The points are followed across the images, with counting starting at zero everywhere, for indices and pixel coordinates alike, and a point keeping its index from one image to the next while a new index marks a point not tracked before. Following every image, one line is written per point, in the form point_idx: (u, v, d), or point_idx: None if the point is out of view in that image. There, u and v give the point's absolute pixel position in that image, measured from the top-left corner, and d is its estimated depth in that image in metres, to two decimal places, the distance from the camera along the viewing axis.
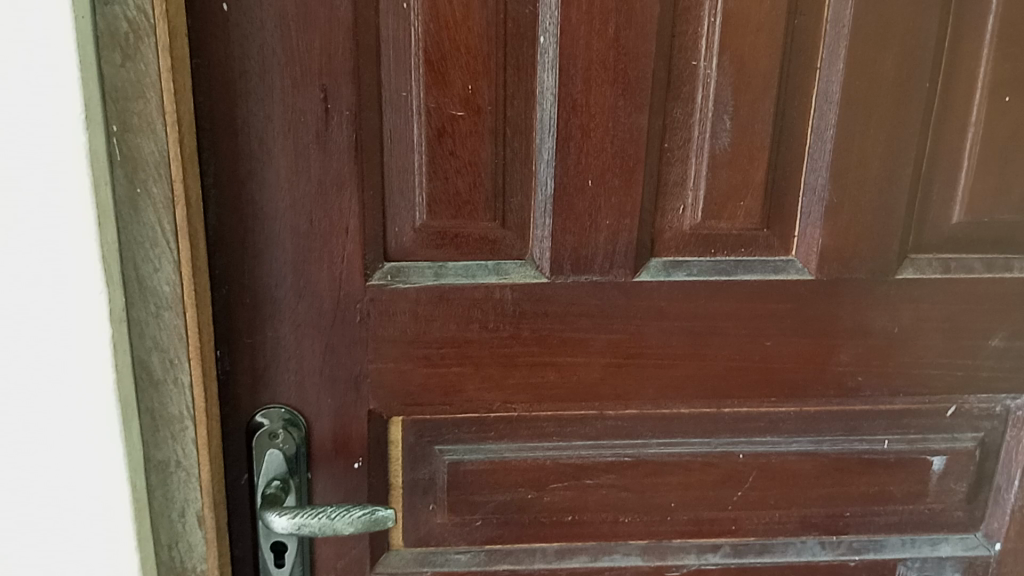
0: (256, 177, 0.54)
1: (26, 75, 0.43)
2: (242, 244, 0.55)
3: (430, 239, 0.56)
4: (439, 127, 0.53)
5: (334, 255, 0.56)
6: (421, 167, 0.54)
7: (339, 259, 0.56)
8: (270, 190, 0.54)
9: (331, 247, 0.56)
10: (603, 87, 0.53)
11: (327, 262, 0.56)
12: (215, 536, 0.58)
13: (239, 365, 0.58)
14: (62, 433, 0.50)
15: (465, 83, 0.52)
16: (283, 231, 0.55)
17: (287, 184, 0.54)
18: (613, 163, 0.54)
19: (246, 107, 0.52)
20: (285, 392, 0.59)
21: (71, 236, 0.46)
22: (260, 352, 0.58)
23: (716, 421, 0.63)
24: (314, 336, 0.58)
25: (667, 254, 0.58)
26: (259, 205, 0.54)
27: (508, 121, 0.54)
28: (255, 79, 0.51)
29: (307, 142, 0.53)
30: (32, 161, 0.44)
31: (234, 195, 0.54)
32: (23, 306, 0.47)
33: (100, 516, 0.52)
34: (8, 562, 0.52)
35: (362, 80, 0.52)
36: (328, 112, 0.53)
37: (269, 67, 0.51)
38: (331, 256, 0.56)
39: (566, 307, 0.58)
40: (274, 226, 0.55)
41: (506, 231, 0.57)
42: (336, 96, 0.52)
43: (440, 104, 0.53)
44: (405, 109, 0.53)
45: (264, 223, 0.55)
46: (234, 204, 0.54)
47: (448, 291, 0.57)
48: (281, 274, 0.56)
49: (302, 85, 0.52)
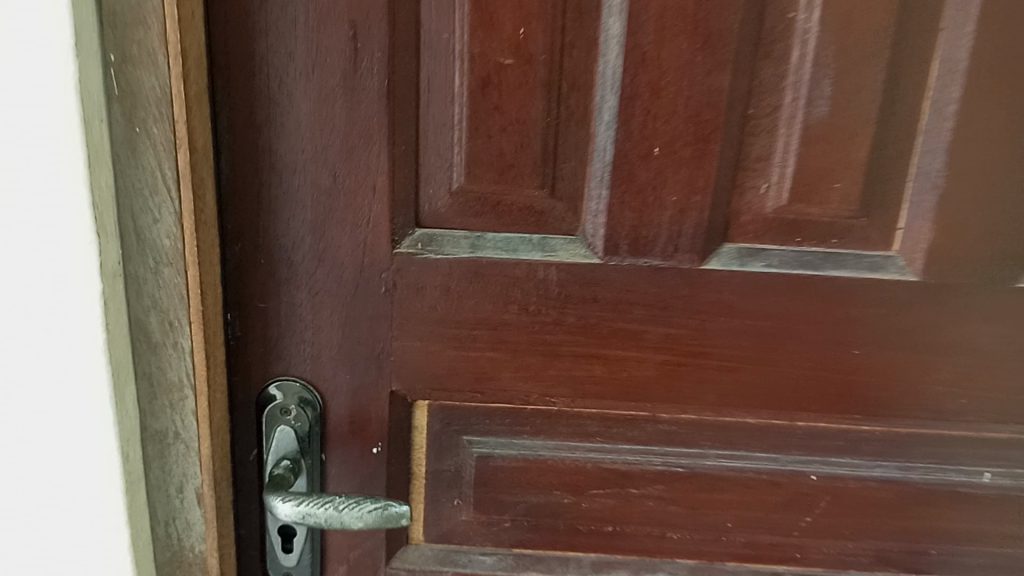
0: (274, 123, 0.47)
1: (25, 67, 0.39)
2: (257, 197, 0.49)
3: (468, 205, 0.50)
4: (484, 77, 0.46)
5: (359, 217, 0.49)
6: (460, 122, 0.47)
7: (364, 221, 0.50)
8: (289, 139, 0.48)
9: (356, 207, 0.49)
10: (678, 39, 0.44)
11: (351, 224, 0.50)
12: (216, 517, 0.53)
13: (250, 332, 0.53)
14: (62, 433, 0.46)
15: (515, 27, 0.45)
16: (303, 187, 0.49)
17: (308, 133, 0.47)
18: (685, 130, 0.46)
19: (266, 41, 0.45)
20: (301, 364, 0.54)
21: (72, 237, 0.42)
22: (276, 317, 0.53)
23: (785, 435, 0.55)
24: (334, 306, 0.52)
25: (743, 241, 0.49)
26: (277, 155, 0.48)
27: (564, 75, 0.46)
28: (276, 10, 0.45)
29: (333, 85, 0.46)
30: (31, 161, 0.40)
31: (251, 142, 0.48)
32: (23, 306, 0.43)
33: (100, 515, 0.48)
34: (8, 560, 0.49)
35: (398, 17, 0.45)
36: (357, 53, 0.46)
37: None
38: (356, 217, 0.49)
39: (619, 293, 0.50)
40: (294, 179, 0.49)
41: (555, 201, 0.49)
42: (365, 34, 0.45)
43: (486, 50, 0.45)
44: (445, 53, 0.46)
45: (283, 175, 0.49)
46: (249, 152, 0.48)
47: (484, 267, 0.51)
48: (300, 234, 0.50)
49: (329, 19, 0.45)
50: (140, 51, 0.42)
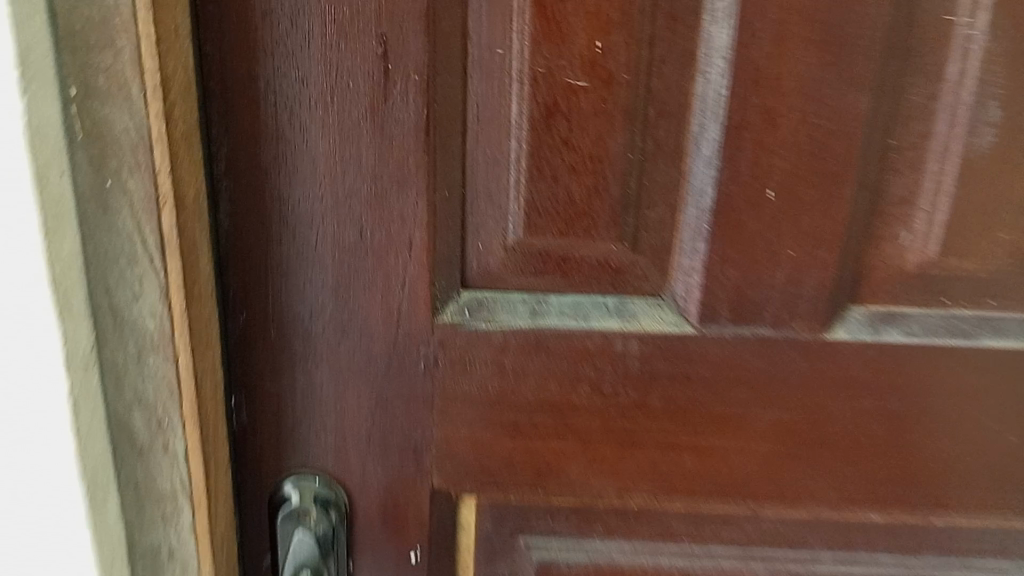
0: (283, 164, 0.37)
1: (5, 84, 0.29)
2: (264, 255, 0.39)
3: (528, 262, 0.40)
4: (550, 103, 0.36)
5: (391, 279, 0.40)
6: (519, 160, 0.37)
7: (399, 285, 0.40)
8: (303, 184, 0.38)
9: (387, 267, 0.39)
10: (803, 53, 0.34)
11: (381, 288, 0.40)
12: None
13: (259, 420, 0.43)
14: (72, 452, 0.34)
15: (592, 38, 0.35)
16: (321, 245, 0.39)
17: (325, 177, 0.38)
18: (808, 167, 0.36)
19: (272, 63, 0.36)
20: (321, 457, 0.44)
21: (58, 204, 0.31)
22: (290, 401, 0.43)
23: (920, 536, 0.44)
24: (361, 387, 0.42)
25: (875, 303, 0.39)
26: (288, 204, 0.38)
27: (652, 98, 0.36)
28: (285, 23, 0.35)
29: (357, 117, 0.36)
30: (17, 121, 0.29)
31: (255, 188, 0.38)
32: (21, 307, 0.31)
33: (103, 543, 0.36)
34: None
35: (439, 29, 0.35)
36: (387, 75, 0.36)
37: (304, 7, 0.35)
38: (388, 280, 0.40)
39: (717, 371, 0.40)
40: (309, 234, 0.39)
41: (637, 256, 0.39)
42: (399, 52, 0.35)
43: (552, 69, 0.35)
44: (499, 75, 0.36)
45: (296, 228, 0.39)
46: (253, 202, 0.38)
47: (547, 339, 0.40)
48: (318, 300, 0.40)
49: (351, 33, 0.35)
50: (112, 82, 0.32)
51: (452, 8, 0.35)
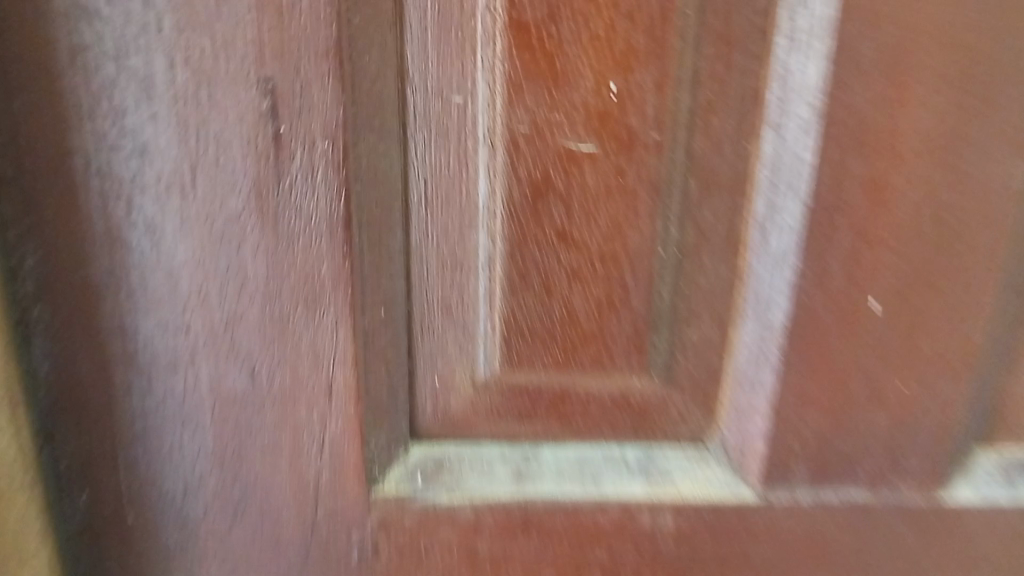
0: (121, 280, 0.24)
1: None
2: (104, 412, 0.26)
3: (507, 403, 0.27)
4: (541, 178, 0.23)
5: (302, 441, 0.26)
6: (492, 263, 0.24)
7: (314, 449, 0.26)
8: (157, 308, 0.24)
9: (295, 423, 0.26)
10: (938, 98, 0.22)
11: (285, 452, 0.26)
12: None
13: None
14: None
15: (604, 80, 0.22)
16: (192, 395, 0.25)
17: (189, 298, 0.24)
18: (933, 267, 0.24)
19: (91, 129, 0.22)
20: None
21: None
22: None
23: None
24: None
25: (1011, 442, 0.28)
26: (137, 339, 0.25)
27: (695, 168, 0.23)
28: (104, 64, 0.21)
29: (236, 209, 0.23)
30: None
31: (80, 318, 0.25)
32: None
33: None
34: None
35: (360, 68, 0.22)
36: (280, 142, 0.22)
37: (133, 40, 0.21)
38: (298, 443, 0.26)
39: (788, 549, 0.27)
40: (172, 382, 0.25)
41: (671, 390, 0.27)
42: (296, 105, 0.22)
43: (540, 127, 0.23)
44: (460, 140, 0.23)
45: (149, 373, 0.25)
46: (82, 336, 0.25)
47: (538, 515, 0.27)
48: (194, 474, 0.26)
49: (215, 78, 0.21)
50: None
51: (379, 34, 0.22)
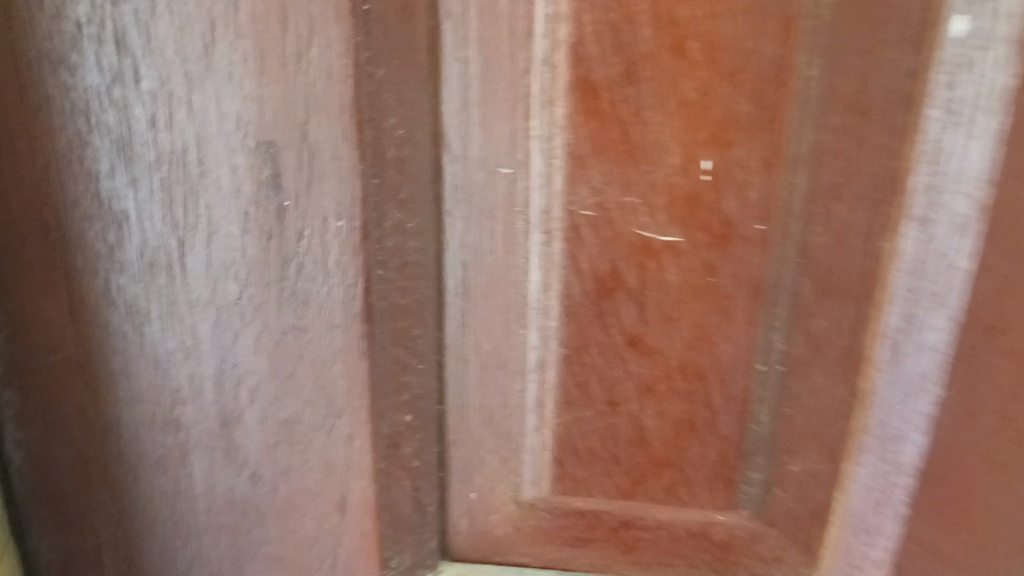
0: (103, 370, 0.20)
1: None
2: (80, 524, 0.22)
3: (559, 529, 0.22)
4: (608, 275, 0.18)
5: (313, 559, 0.21)
6: (546, 369, 0.20)
7: (319, 571, 0.22)
8: (144, 405, 0.20)
9: (302, 538, 0.21)
10: None
11: (285, 569, 0.22)
12: None
13: None
14: None
15: (694, 159, 0.17)
16: (188, 503, 0.21)
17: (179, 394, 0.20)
18: None
19: (60, 198, 0.18)
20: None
21: None
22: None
23: None
24: None
25: None
26: (123, 439, 0.20)
27: (809, 271, 0.18)
28: (74, 123, 0.17)
29: (233, 296, 0.19)
30: None
31: (50, 417, 0.20)
32: None
33: None
34: None
35: (383, 133, 0.17)
36: (286, 216, 0.18)
37: (108, 95, 0.17)
38: (309, 562, 0.22)
39: None
40: (160, 486, 0.21)
41: (764, 531, 0.21)
42: (304, 174, 0.17)
43: (608, 212, 0.18)
44: (508, 221, 0.18)
45: (134, 477, 0.21)
46: (56, 437, 0.21)
47: None
48: None
49: (206, 141, 0.17)
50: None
51: (409, 92, 0.17)
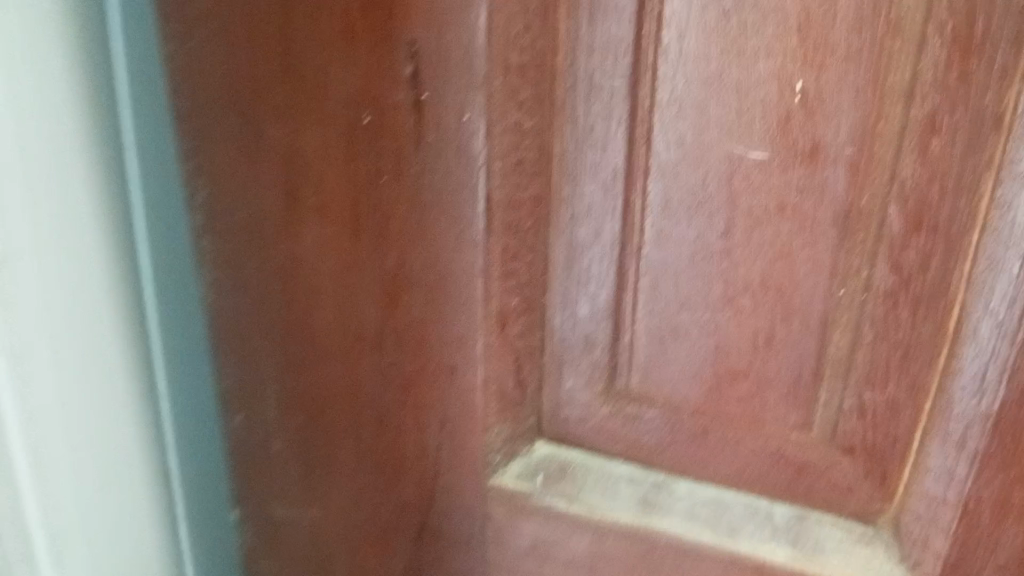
0: (277, 220, 0.24)
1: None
2: (260, 354, 0.27)
3: (645, 424, 0.24)
4: (698, 182, 0.20)
5: (428, 408, 0.24)
6: (641, 265, 0.22)
7: (429, 434, 0.25)
8: (307, 253, 0.24)
9: (419, 392, 0.24)
10: None
11: (406, 432, 0.25)
12: None
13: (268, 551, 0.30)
14: None
15: (789, 82, 0.18)
16: (335, 344, 0.25)
17: (333, 265, 0.24)
18: None
19: (264, 87, 0.22)
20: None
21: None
22: (293, 542, 0.30)
23: None
24: (378, 543, 0.28)
25: None
26: (290, 280, 0.25)
27: (902, 200, 0.19)
28: (277, 12, 0.21)
29: (380, 166, 0.22)
30: None
31: (246, 263, 0.25)
32: None
33: None
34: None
35: (511, 38, 0.19)
36: (425, 99, 0.20)
37: None
38: (425, 415, 0.25)
39: None
40: (315, 342, 0.25)
41: (838, 453, 0.22)
42: (440, 66, 0.20)
43: (704, 124, 0.20)
44: (617, 128, 0.20)
45: (297, 314, 0.25)
46: (240, 268, 0.25)
47: (657, 546, 0.24)
48: (335, 419, 0.26)
49: (363, 29, 0.20)
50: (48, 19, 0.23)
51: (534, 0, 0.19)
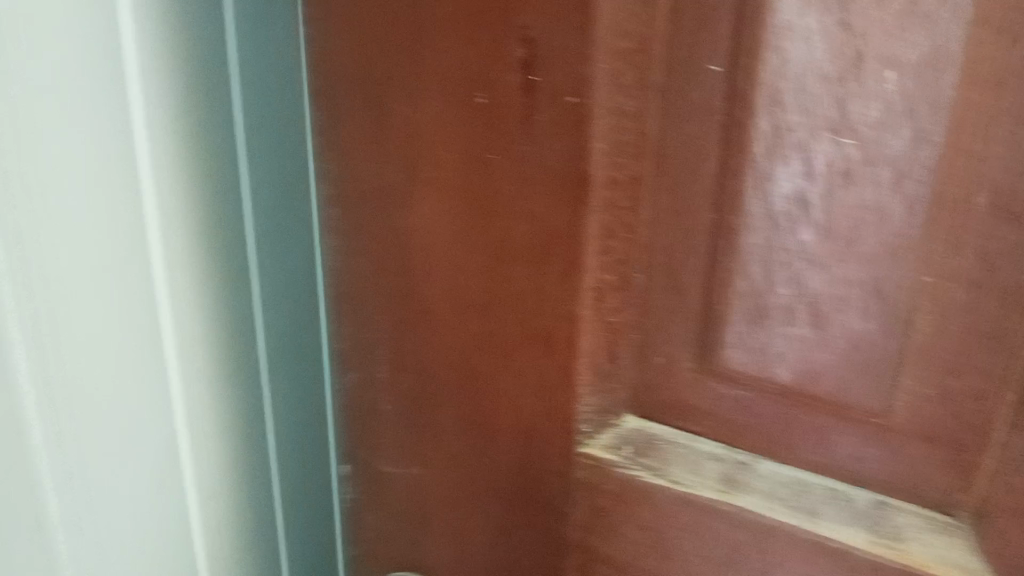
0: (398, 192, 0.26)
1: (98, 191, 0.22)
2: (372, 315, 0.29)
3: (732, 404, 0.25)
4: (792, 169, 0.21)
5: (526, 375, 0.26)
6: (732, 251, 0.23)
7: (527, 397, 0.26)
8: (423, 223, 0.26)
9: (518, 359, 0.26)
10: None
11: (508, 392, 0.27)
12: None
13: (371, 507, 0.32)
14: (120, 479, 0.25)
15: (881, 74, 0.20)
16: (443, 309, 0.27)
17: (448, 231, 0.26)
18: None
19: (389, 68, 0.24)
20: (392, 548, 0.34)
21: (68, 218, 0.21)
22: (394, 498, 0.31)
23: None
24: (476, 502, 0.29)
25: None
26: (405, 247, 0.27)
27: (990, 187, 0.20)
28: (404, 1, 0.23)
29: (492, 143, 0.24)
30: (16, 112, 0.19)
31: (366, 230, 0.27)
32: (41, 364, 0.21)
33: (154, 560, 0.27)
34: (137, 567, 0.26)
35: (616, 31, 0.21)
36: (535, 83, 0.22)
37: None
38: (523, 381, 0.26)
39: None
40: (424, 307, 0.27)
41: (922, 441, 0.23)
42: (550, 51, 0.22)
43: (801, 113, 0.21)
44: (715, 117, 0.22)
45: (409, 279, 0.27)
46: (359, 236, 0.28)
47: (740, 521, 0.25)
48: (440, 381, 0.28)
49: (480, 20, 0.22)
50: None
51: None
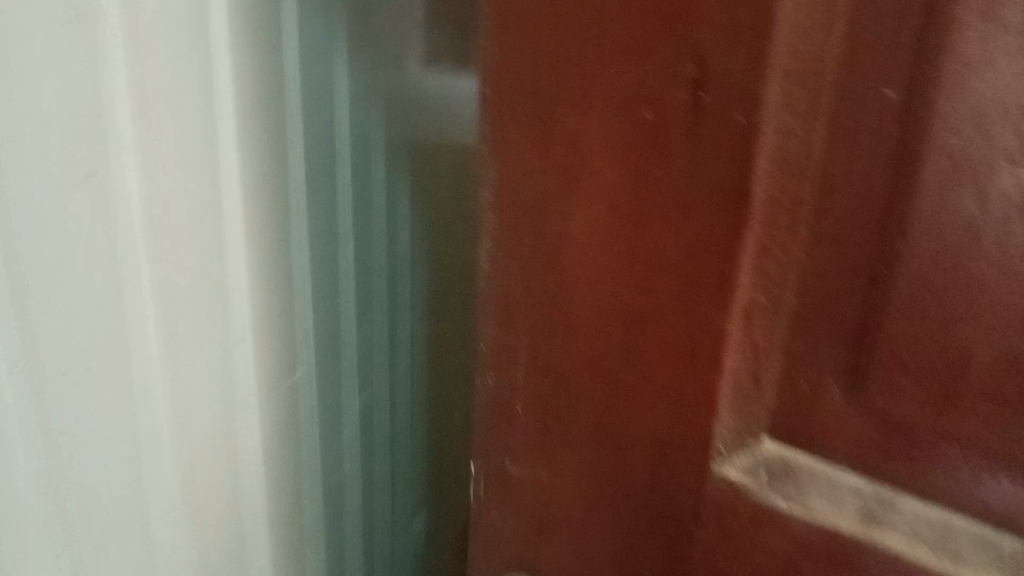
0: (557, 196, 0.26)
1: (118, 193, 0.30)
2: (514, 319, 0.29)
3: (876, 436, 0.25)
4: (962, 200, 0.22)
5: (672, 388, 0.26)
6: (888, 277, 0.23)
7: (672, 405, 0.26)
8: (580, 228, 0.26)
9: (665, 372, 0.26)
10: None
11: (654, 399, 0.27)
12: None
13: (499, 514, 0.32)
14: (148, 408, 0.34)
15: None
16: (593, 317, 0.27)
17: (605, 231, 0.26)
18: None
19: (553, 75, 0.25)
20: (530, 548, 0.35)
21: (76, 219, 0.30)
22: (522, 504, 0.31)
23: None
24: (611, 513, 0.29)
25: None
26: (559, 251, 0.27)
27: None
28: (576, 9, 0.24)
29: (655, 153, 0.24)
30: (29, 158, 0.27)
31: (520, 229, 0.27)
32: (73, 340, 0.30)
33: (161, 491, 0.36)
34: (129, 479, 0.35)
35: (792, 60, 0.22)
36: (705, 99, 0.23)
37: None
38: (665, 394, 0.26)
39: None
40: (572, 314, 0.27)
41: None
42: (726, 70, 0.22)
43: (976, 147, 0.21)
44: (883, 146, 0.22)
45: (563, 285, 0.27)
46: (509, 241, 0.28)
47: (882, 556, 0.25)
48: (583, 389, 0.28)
49: (652, 40, 0.23)
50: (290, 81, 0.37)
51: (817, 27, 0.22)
